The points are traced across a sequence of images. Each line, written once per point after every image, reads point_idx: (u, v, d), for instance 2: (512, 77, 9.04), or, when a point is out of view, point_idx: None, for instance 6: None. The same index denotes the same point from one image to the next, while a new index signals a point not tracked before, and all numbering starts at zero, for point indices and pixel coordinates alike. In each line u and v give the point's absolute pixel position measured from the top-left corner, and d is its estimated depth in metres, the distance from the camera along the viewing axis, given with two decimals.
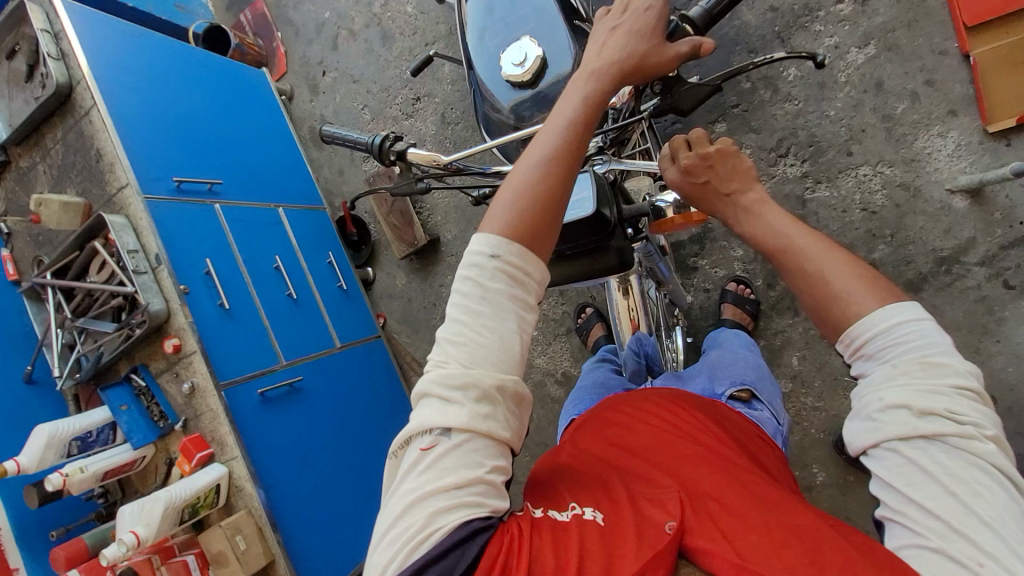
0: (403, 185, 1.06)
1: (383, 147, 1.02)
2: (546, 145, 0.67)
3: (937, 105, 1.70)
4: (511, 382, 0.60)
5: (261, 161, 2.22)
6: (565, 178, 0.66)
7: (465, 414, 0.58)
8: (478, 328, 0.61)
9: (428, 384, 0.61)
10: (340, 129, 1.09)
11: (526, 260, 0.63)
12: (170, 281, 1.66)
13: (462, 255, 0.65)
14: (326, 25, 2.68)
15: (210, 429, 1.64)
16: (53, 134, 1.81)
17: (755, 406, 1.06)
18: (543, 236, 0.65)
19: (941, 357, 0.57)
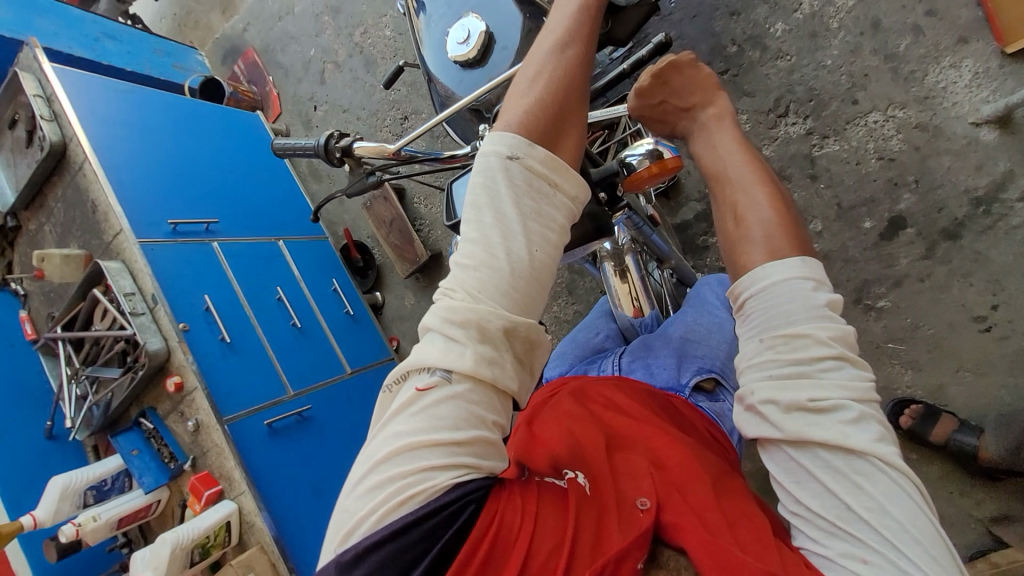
0: (355, 184, 1.02)
1: (329, 145, 0.99)
2: (552, 43, 0.66)
3: (945, 34, 1.57)
4: (523, 324, 0.56)
5: (257, 197, 2.24)
6: (576, 80, 0.65)
7: (470, 356, 0.53)
8: (492, 248, 0.57)
9: (434, 319, 0.57)
10: (289, 139, 1.05)
11: (552, 165, 0.61)
12: (168, 320, 1.66)
13: (475, 158, 0.62)
14: (312, 62, 2.75)
15: (218, 465, 1.60)
16: (54, 193, 1.88)
17: (721, 397, 0.92)
18: (561, 137, 0.63)
19: (801, 328, 0.54)
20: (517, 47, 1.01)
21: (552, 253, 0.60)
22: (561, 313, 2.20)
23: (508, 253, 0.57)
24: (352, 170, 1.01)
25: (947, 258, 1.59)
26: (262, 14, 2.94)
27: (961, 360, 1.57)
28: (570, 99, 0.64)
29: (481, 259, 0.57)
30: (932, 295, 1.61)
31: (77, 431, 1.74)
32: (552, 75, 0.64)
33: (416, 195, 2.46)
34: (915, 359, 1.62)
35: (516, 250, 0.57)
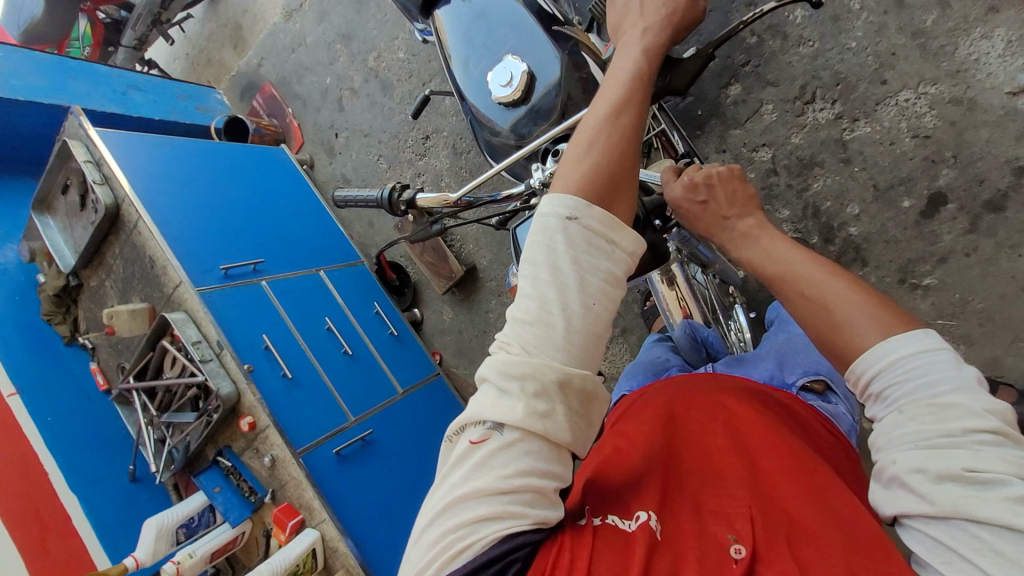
0: (419, 233, 1.07)
1: (393, 198, 1.04)
2: (608, 100, 0.67)
3: (972, 6, 1.55)
4: (578, 375, 0.57)
5: (295, 231, 2.32)
6: (633, 132, 0.66)
7: (518, 409, 0.54)
8: (552, 307, 0.58)
9: (487, 370, 0.59)
10: (352, 192, 1.12)
11: (608, 225, 0.62)
12: (234, 363, 1.74)
13: (535, 215, 0.62)
14: (329, 90, 2.81)
15: (297, 496, 1.68)
16: (112, 252, 1.99)
17: (830, 399, 0.99)
18: (616, 194, 0.64)
19: (949, 396, 0.54)
20: (557, 84, 1.05)
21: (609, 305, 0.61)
22: None
23: (564, 311, 0.58)
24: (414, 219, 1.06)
25: (992, 230, 1.58)
26: (274, 47, 3.00)
27: (1015, 331, 1.57)
28: (625, 159, 0.65)
29: (536, 315, 0.58)
30: (980, 269, 1.60)
31: (161, 473, 1.84)
32: (608, 137, 0.65)
33: None
34: (967, 334, 1.62)
35: (572, 306, 0.58)
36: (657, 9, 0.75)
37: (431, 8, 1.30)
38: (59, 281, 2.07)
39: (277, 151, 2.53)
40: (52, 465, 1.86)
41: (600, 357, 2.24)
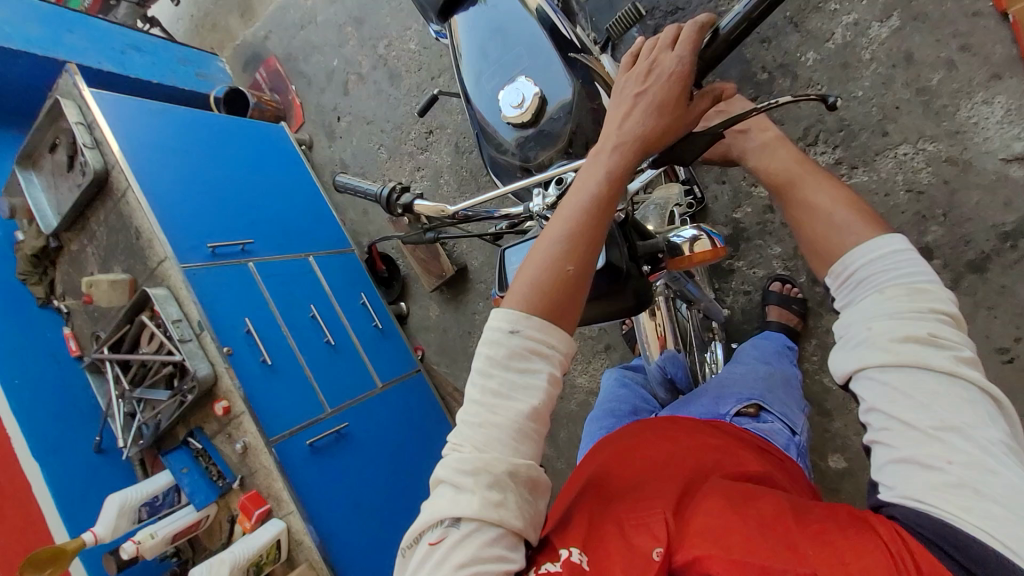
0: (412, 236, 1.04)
1: (390, 199, 1.01)
2: (563, 215, 0.70)
3: (978, 70, 1.58)
4: (524, 467, 0.62)
5: (287, 213, 2.28)
6: (586, 242, 0.70)
7: (474, 509, 0.59)
8: (497, 413, 0.63)
9: (444, 470, 0.63)
10: (351, 180, 1.08)
11: (549, 334, 0.66)
12: (214, 346, 1.72)
13: (483, 331, 0.67)
14: (335, 72, 2.76)
15: (266, 485, 1.67)
16: (96, 218, 1.94)
17: (765, 418, 1.05)
18: (563, 310, 0.68)
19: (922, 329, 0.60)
20: (568, 111, 1.03)
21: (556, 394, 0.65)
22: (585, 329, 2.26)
23: (511, 414, 0.63)
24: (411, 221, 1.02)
25: (971, 290, 1.64)
26: (283, 21, 2.93)
27: None
28: (571, 275, 0.68)
29: (488, 417, 0.63)
30: None
31: (128, 448, 1.82)
32: (553, 253, 0.69)
33: None
34: None
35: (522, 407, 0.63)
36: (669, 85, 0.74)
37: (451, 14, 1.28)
38: (40, 242, 2.02)
39: (274, 129, 2.48)
40: (15, 429, 1.83)
41: (580, 371, 2.26)
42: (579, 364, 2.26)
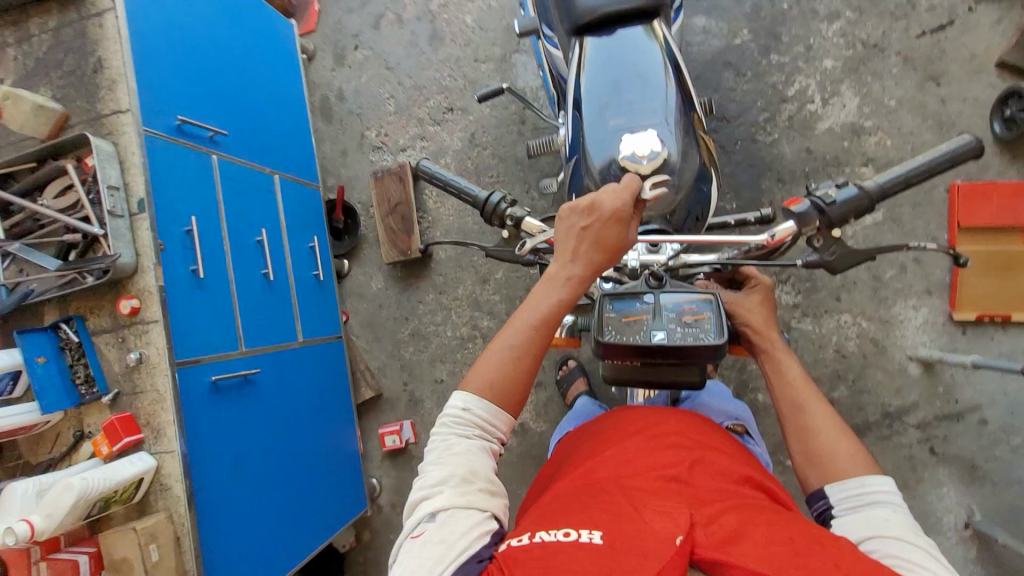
0: (505, 251, 0.96)
1: (498, 209, 0.93)
2: (517, 327, 0.87)
3: (917, 281, 1.92)
4: (479, 469, 0.80)
5: (267, 119, 1.99)
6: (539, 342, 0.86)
7: (448, 500, 0.76)
8: (450, 455, 0.81)
9: (437, 495, 0.77)
10: (447, 174, 1.00)
11: (491, 412, 0.85)
12: (149, 235, 1.41)
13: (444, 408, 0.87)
14: (373, 2, 2.49)
15: (148, 412, 1.42)
16: (41, 19, 1.47)
17: (747, 439, 1.17)
18: (511, 390, 0.86)
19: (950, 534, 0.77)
20: (679, 187, 1.05)
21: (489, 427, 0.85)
22: None
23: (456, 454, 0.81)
24: (510, 236, 0.95)
25: None
26: None
27: None
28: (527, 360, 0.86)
29: (452, 467, 0.80)
30: None
31: None
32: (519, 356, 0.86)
33: (429, 189, 2.38)
34: None
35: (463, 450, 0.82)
36: (860, 208, 0.76)
37: (585, 32, 1.25)
38: None
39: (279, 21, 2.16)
40: None
41: None
42: None
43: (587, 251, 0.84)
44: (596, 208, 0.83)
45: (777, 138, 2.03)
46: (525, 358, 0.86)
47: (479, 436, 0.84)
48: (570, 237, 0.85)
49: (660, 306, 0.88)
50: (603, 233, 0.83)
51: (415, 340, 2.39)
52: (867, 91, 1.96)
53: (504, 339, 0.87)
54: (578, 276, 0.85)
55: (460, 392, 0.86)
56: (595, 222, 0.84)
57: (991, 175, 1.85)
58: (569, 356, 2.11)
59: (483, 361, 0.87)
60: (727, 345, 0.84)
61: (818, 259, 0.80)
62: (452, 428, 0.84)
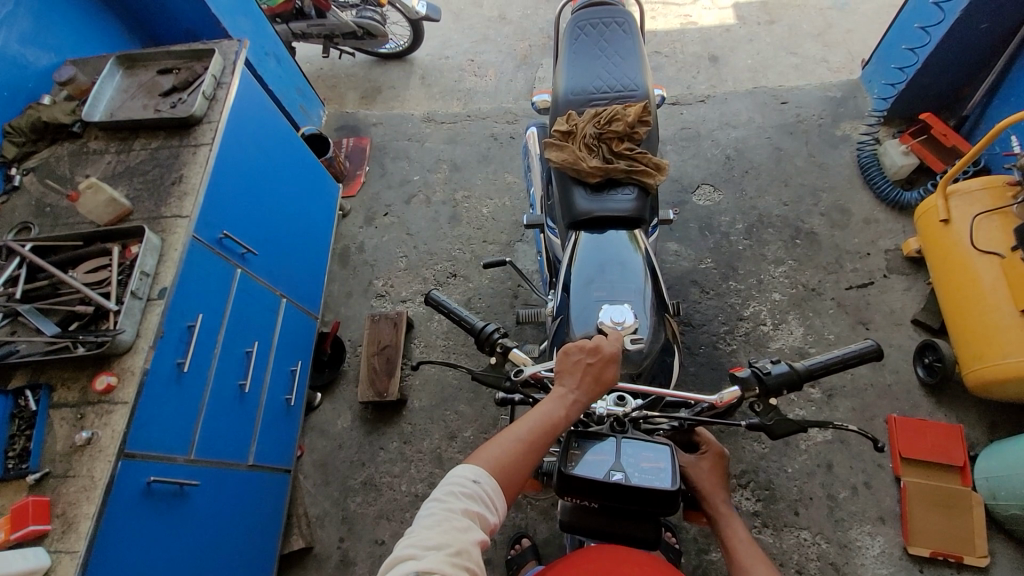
0: (490, 376, 1.06)
1: (492, 337, 1.05)
2: (529, 423, 0.91)
3: (871, 507, 1.96)
4: (470, 547, 0.78)
5: (290, 251, 2.25)
6: (545, 442, 0.90)
7: (438, 564, 0.74)
8: (447, 525, 0.79)
9: (427, 557, 0.75)
10: (450, 300, 1.12)
11: (495, 493, 0.85)
12: (156, 320, 1.48)
13: (451, 474, 0.86)
14: (409, 184, 3.00)
15: (69, 501, 1.28)
16: (147, 141, 1.81)
17: None
18: (514, 482, 0.88)
19: None
20: (645, 352, 1.24)
21: (484, 513, 0.83)
22: None
23: (454, 525, 0.79)
24: (497, 363, 1.06)
25: None
26: (396, 124, 3.25)
27: None
28: (531, 459, 0.89)
29: (447, 537, 0.77)
30: None
31: None
32: (526, 455, 0.89)
33: (419, 339, 2.54)
34: None
35: (461, 523, 0.80)
36: (790, 383, 0.89)
37: (578, 227, 1.54)
38: (63, 118, 1.83)
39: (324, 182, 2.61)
40: None
41: None
42: None
43: (588, 385, 0.94)
44: (599, 349, 0.95)
45: (735, 349, 2.29)
46: (532, 455, 0.89)
47: (484, 508, 0.84)
48: (575, 368, 0.95)
49: (622, 450, 0.96)
50: (604, 370, 0.95)
51: (365, 490, 2.26)
52: (810, 324, 2.30)
53: (517, 430, 0.90)
54: (578, 404, 0.93)
55: (471, 465, 0.86)
56: (598, 361, 0.95)
57: (922, 413, 2.06)
58: (525, 533, 1.99)
59: (495, 444, 0.89)
60: (677, 491, 0.91)
61: (759, 422, 0.90)
62: (460, 492, 0.83)
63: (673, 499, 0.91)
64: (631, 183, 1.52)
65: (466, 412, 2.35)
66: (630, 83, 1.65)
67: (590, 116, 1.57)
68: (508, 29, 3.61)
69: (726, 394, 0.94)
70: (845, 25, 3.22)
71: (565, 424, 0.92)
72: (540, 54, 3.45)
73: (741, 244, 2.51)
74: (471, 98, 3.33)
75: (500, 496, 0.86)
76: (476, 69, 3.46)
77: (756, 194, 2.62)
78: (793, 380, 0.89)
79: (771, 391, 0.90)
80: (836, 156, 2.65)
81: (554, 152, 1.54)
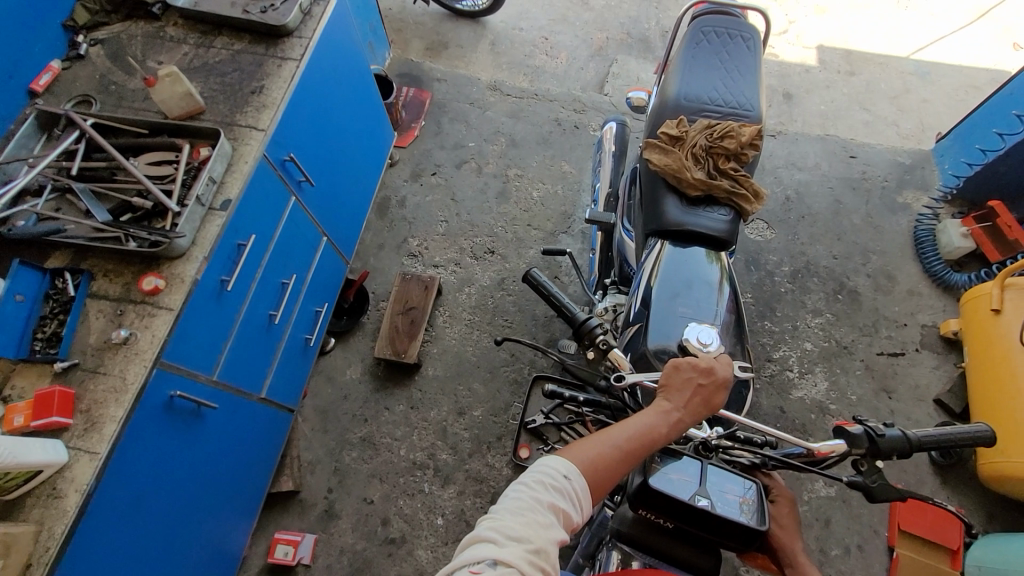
0: (584, 370, 1.04)
1: (592, 333, 1.00)
2: (628, 430, 0.87)
3: (858, 571, 1.98)
4: (549, 548, 0.74)
5: (341, 188, 2.16)
6: (641, 453, 0.86)
7: (517, 559, 0.71)
8: (529, 518, 0.76)
9: (504, 547, 0.72)
10: (549, 283, 1.07)
11: (582, 492, 0.81)
12: (216, 231, 1.40)
13: (541, 462, 0.82)
14: (462, 149, 2.91)
15: (96, 398, 1.21)
16: (230, 41, 1.70)
17: None
18: (603, 487, 0.84)
19: None
20: None
21: (568, 512, 0.79)
22: (468, 510, 2.10)
23: (537, 520, 0.76)
24: (593, 359, 1.02)
25: None
26: (460, 85, 3.14)
27: None
28: (623, 468, 0.85)
29: (528, 531, 0.74)
30: None
31: None
32: (620, 462, 0.85)
33: (444, 308, 2.48)
34: None
35: (543, 521, 0.76)
36: (902, 453, 0.87)
37: (664, 237, 1.50)
38: None
39: (383, 126, 2.51)
40: None
41: (427, 544, 2.05)
42: (434, 537, 2.06)
43: (695, 406, 0.91)
44: (712, 372, 0.93)
45: (758, 388, 2.28)
46: (625, 464, 0.85)
47: (569, 507, 0.79)
48: (684, 386, 0.92)
49: (707, 477, 0.93)
50: (714, 395, 0.93)
51: (363, 447, 2.21)
52: (835, 380, 2.30)
53: (615, 435, 0.86)
54: (681, 424, 0.90)
55: (564, 460, 0.83)
56: (709, 383, 0.92)
57: (926, 491, 2.09)
58: None
59: (590, 442, 0.85)
60: (760, 528, 0.87)
61: (861, 482, 0.87)
62: (549, 483, 0.80)
63: (756, 536, 0.87)
64: (728, 205, 1.48)
65: (479, 392, 2.31)
66: (744, 102, 1.59)
67: (702, 126, 1.52)
68: (589, 16, 3.50)
69: (828, 446, 0.91)
70: (923, 93, 3.20)
71: (663, 441, 0.88)
72: (616, 49, 3.36)
73: (784, 286, 2.50)
74: (539, 76, 3.24)
75: (585, 495, 0.82)
76: (549, 48, 3.36)
77: (808, 241, 2.61)
78: (905, 450, 0.87)
79: (881, 455, 0.87)
80: (893, 222, 2.64)
81: (656, 155, 1.49)
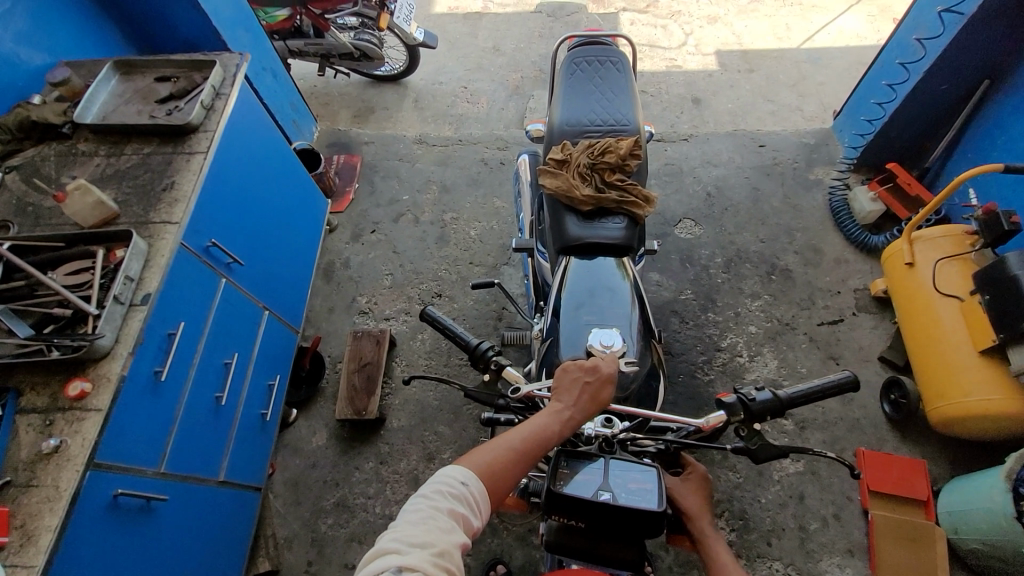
0: (482, 393, 1.08)
1: (485, 355, 1.06)
2: (521, 433, 0.92)
3: (840, 539, 2.00)
4: (452, 549, 0.78)
5: (276, 262, 2.23)
6: (536, 453, 0.91)
7: (421, 563, 0.74)
8: (431, 524, 0.79)
9: (406, 553, 0.75)
10: (445, 317, 1.14)
11: (480, 495, 0.86)
12: (138, 326, 1.45)
13: (441, 473, 0.86)
14: (398, 204, 3.02)
15: (29, 512, 1.22)
16: (140, 145, 1.80)
17: None
18: (502, 491, 0.88)
19: None
20: (634, 376, 1.27)
21: (468, 515, 0.84)
22: None
23: (438, 524, 0.80)
24: (490, 380, 1.08)
25: None
26: (388, 144, 3.29)
27: None
28: (519, 471, 0.90)
29: (431, 535, 0.78)
30: None
31: None
32: (516, 465, 0.90)
33: (401, 358, 2.52)
34: None
35: (444, 525, 0.80)
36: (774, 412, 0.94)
37: (570, 252, 1.58)
38: (53, 118, 1.79)
39: (313, 195, 2.61)
40: None
41: None
42: None
43: (584, 402, 0.97)
44: (597, 369, 0.99)
45: (712, 379, 2.34)
46: (521, 466, 0.90)
47: (467, 512, 0.84)
48: (573, 386, 0.98)
49: (610, 471, 0.98)
50: (601, 390, 0.99)
51: (337, 512, 2.19)
52: (783, 357, 2.38)
53: (509, 439, 0.91)
54: (573, 421, 0.95)
55: (460, 468, 0.87)
56: (595, 379, 0.99)
57: (888, 448, 2.14)
58: (500, 558, 1.98)
59: (485, 449, 0.90)
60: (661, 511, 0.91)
61: (745, 447, 0.94)
62: (448, 491, 0.84)
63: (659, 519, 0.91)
64: (621, 213, 1.58)
65: (445, 434, 2.33)
66: (622, 118, 1.73)
67: (585, 147, 1.64)
68: (502, 61, 3.72)
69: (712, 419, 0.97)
70: (817, 77, 3.43)
71: (557, 439, 0.93)
72: (531, 86, 3.57)
73: (720, 277, 2.60)
74: (463, 123, 3.40)
75: (484, 498, 0.86)
76: (469, 96, 3.54)
77: (735, 231, 2.73)
78: (774, 408, 0.94)
79: (755, 418, 0.94)
80: (809, 199, 2.79)
81: (548, 179, 1.60)
